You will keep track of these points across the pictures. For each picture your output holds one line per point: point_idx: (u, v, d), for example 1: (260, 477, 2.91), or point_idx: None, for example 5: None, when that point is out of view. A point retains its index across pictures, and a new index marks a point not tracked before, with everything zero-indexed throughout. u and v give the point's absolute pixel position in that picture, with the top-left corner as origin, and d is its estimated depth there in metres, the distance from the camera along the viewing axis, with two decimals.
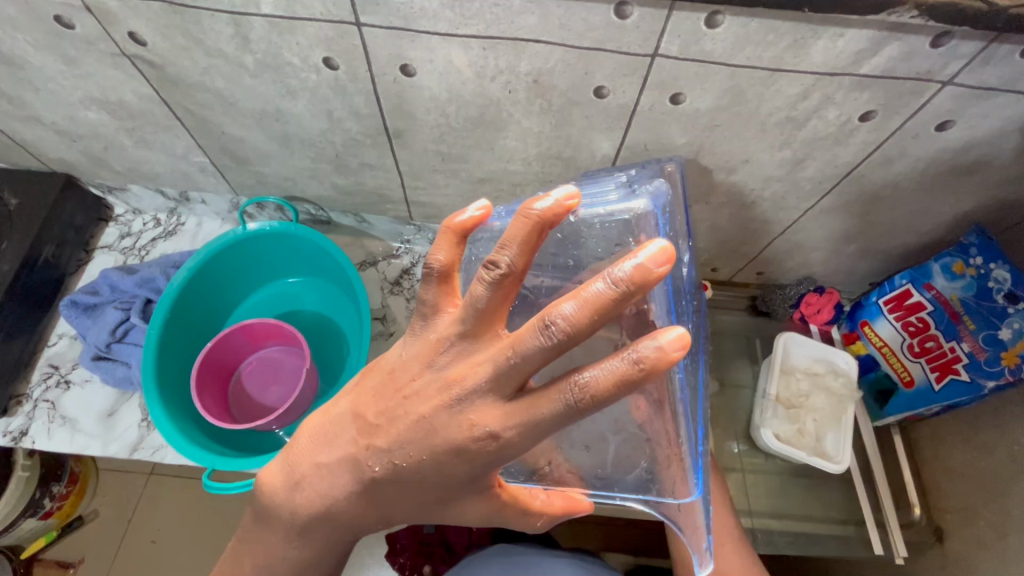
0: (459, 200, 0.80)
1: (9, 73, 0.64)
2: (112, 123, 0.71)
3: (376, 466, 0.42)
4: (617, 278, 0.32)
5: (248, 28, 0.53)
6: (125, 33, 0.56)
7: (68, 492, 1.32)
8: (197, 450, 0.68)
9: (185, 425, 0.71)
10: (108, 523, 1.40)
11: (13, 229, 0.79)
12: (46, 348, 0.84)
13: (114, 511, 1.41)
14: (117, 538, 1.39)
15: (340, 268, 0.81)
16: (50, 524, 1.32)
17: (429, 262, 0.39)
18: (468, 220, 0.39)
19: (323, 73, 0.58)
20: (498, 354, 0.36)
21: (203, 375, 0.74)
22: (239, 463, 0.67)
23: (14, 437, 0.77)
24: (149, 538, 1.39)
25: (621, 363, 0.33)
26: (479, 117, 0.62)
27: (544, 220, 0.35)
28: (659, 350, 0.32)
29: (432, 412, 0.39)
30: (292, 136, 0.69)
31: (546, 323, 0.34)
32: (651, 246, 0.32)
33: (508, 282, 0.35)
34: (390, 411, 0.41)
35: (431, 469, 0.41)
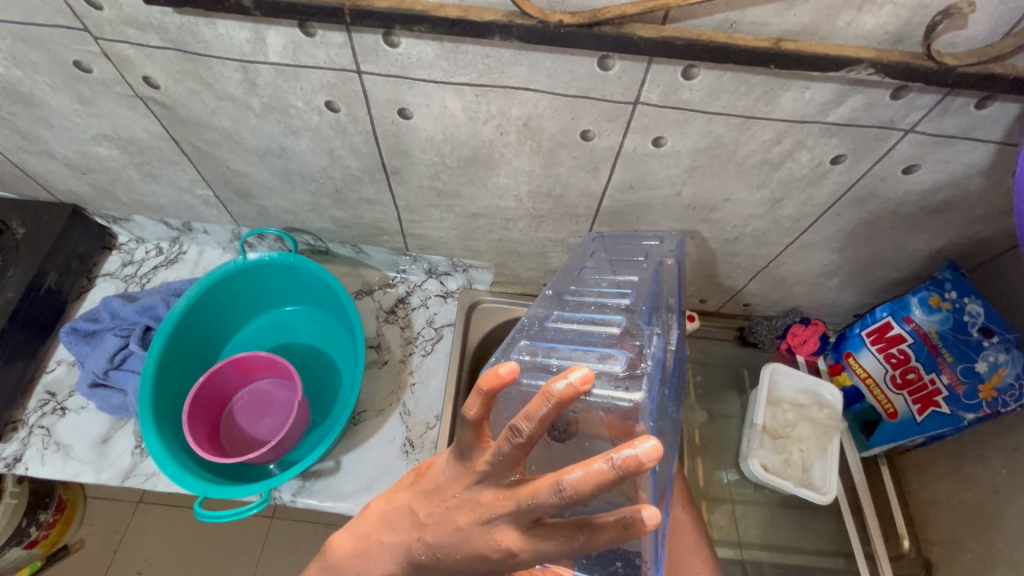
0: (454, 232, 0.83)
1: (26, 111, 0.67)
2: (122, 158, 0.74)
3: (424, 556, 0.46)
4: (618, 466, 0.33)
5: (256, 74, 0.57)
6: (140, 77, 0.60)
7: (54, 521, 1.31)
8: (190, 478, 0.68)
9: (178, 449, 0.71)
10: (95, 551, 1.38)
11: (19, 258, 0.82)
12: (44, 375, 0.85)
13: (101, 539, 1.39)
14: (102, 567, 1.37)
15: (337, 297, 0.83)
16: (35, 554, 1.30)
17: (463, 413, 0.37)
18: (496, 382, 0.35)
19: (325, 115, 0.61)
20: (522, 496, 0.38)
21: (195, 407, 0.74)
22: (230, 490, 0.67)
23: (7, 464, 0.78)
24: (136, 568, 1.37)
25: (616, 522, 0.37)
26: (473, 157, 0.65)
27: (561, 402, 0.33)
28: (642, 521, 0.36)
29: (469, 523, 0.42)
30: (295, 171, 0.72)
31: (558, 487, 0.35)
32: (648, 438, 0.33)
33: (527, 446, 0.36)
34: (434, 514, 0.44)
35: (462, 565, 0.44)
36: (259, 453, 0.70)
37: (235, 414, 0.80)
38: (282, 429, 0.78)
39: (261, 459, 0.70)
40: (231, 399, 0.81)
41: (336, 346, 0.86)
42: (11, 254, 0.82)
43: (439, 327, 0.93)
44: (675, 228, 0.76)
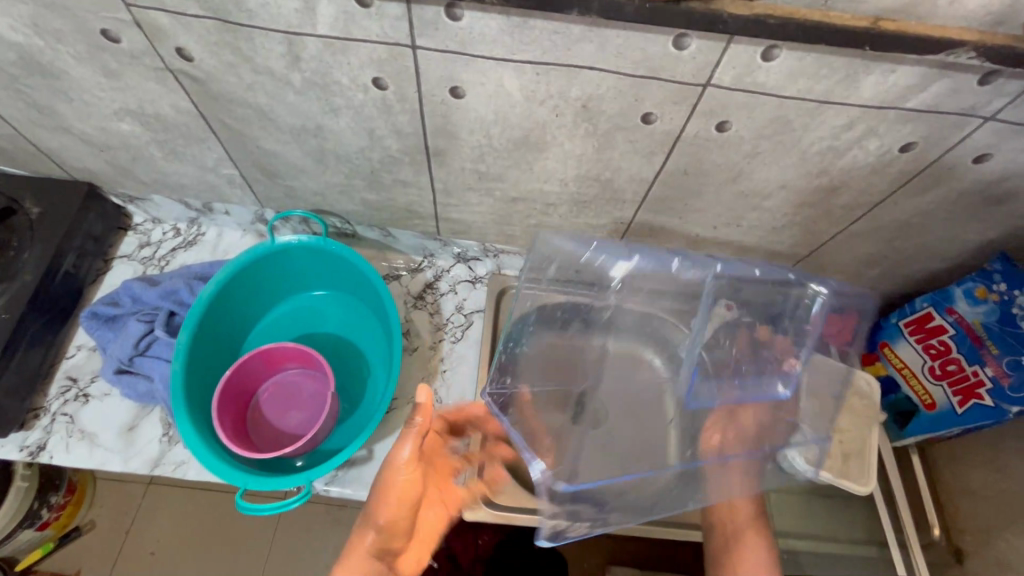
0: (491, 217, 0.80)
1: (43, 83, 0.63)
2: (144, 135, 0.70)
3: None
4: None
5: (302, 48, 0.53)
6: (173, 48, 0.55)
7: (65, 503, 1.29)
8: (226, 469, 0.66)
9: (212, 440, 0.69)
10: (108, 532, 1.37)
11: (35, 237, 0.78)
12: (64, 360, 0.82)
13: (114, 520, 1.38)
14: (115, 549, 1.36)
15: (369, 282, 0.80)
16: (47, 535, 1.29)
17: None
18: None
19: (370, 93, 0.58)
20: None
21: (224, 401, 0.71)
22: (270, 484, 0.66)
23: (31, 452, 0.75)
24: (149, 550, 1.36)
25: None
26: (522, 139, 0.62)
27: None
28: None
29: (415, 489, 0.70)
30: (329, 152, 0.69)
31: None
32: None
33: None
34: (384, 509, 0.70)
35: None
36: (298, 445, 0.68)
37: (258, 407, 0.77)
38: (314, 420, 0.75)
39: (297, 453, 0.68)
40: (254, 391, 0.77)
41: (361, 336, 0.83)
42: (26, 234, 0.78)
43: (469, 313, 0.91)
44: (722, 216, 0.73)
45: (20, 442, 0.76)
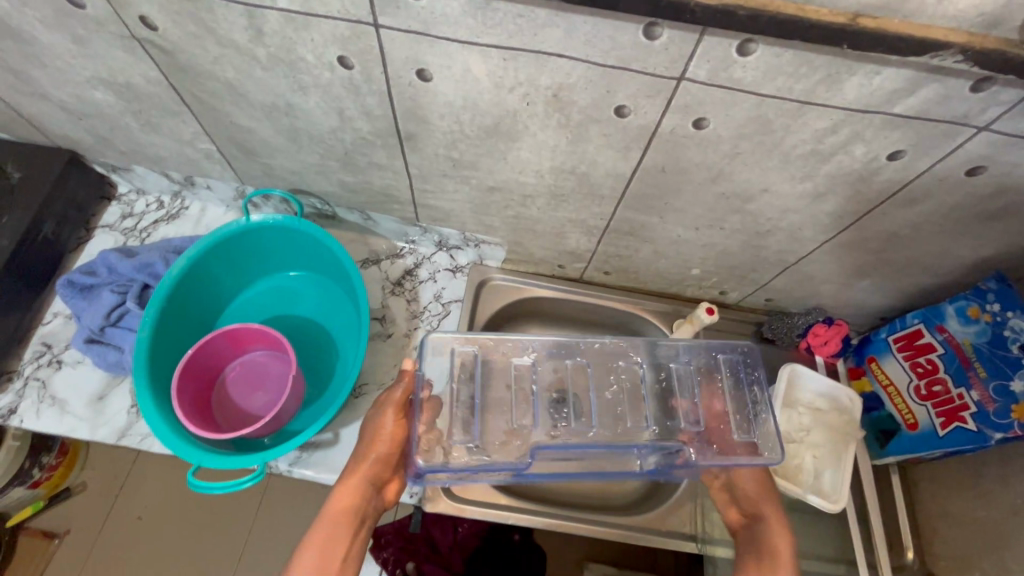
0: (469, 206, 0.78)
1: (15, 47, 0.62)
2: (119, 105, 0.70)
3: None
4: None
5: (263, 21, 0.51)
6: (136, 17, 0.54)
7: (55, 464, 1.32)
8: (183, 445, 0.66)
9: (171, 415, 0.69)
10: (97, 494, 1.41)
11: (14, 203, 0.78)
12: (41, 326, 0.82)
13: (102, 483, 1.41)
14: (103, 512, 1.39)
15: (341, 266, 0.79)
16: (37, 495, 1.33)
17: None
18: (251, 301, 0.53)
19: (337, 72, 0.56)
20: None
21: (186, 377, 0.71)
22: (225, 463, 0.66)
23: (2, 415, 0.76)
24: (134, 514, 1.39)
25: None
26: (494, 127, 0.60)
27: None
28: None
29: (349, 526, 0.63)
30: (302, 131, 0.68)
31: None
32: None
33: None
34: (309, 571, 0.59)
35: None
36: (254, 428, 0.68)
37: (223, 387, 0.77)
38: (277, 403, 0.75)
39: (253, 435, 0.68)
40: (219, 371, 0.77)
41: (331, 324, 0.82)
42: (5, 198, 0.78)
43: (447, 302, 0.90)
44: (703, 218, 0.71)
45: None
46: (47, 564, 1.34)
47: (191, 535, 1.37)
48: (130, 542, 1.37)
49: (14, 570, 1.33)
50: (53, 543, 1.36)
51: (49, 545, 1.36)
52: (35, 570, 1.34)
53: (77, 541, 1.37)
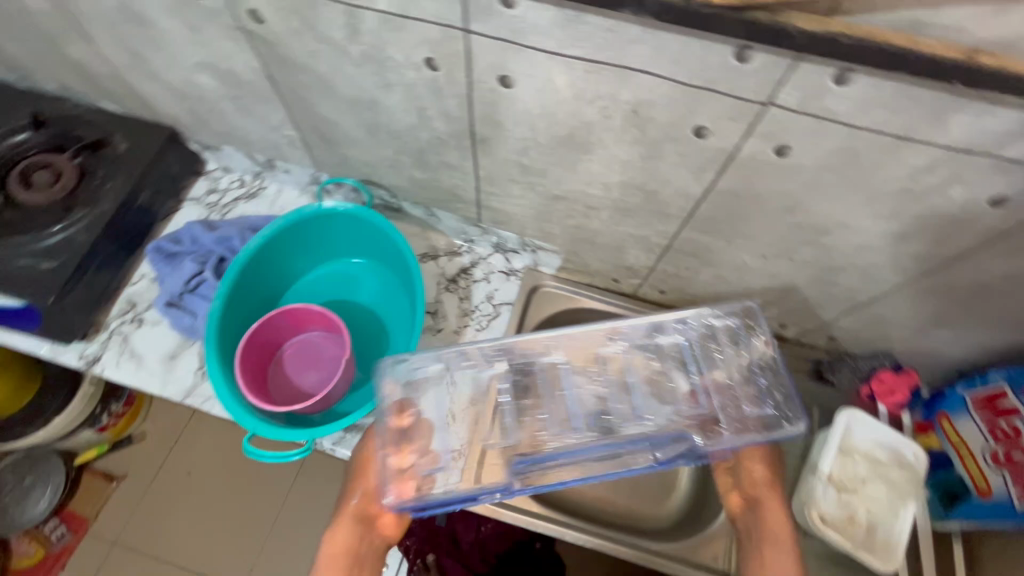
0: (531, 212, 0.79)
1: (137, 30, 0.68)
2: (219, 89, 0.75)
3: None
4: None
5: (361, 20, 0.54)
6: (246, 10, 0.58)
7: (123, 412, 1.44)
8: (241, 413, 0.70)
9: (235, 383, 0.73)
10: (154, 445, 1.51)
11: (118, 172, 0.85)
12: (128, 286, 0.90)
13: (160, 436, 1.52)
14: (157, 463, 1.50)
15: (402, 258, 0.82)
16: (104, 438, 1.45)
17: None
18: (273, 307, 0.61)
19: (423, 73, 0.58)
20: None
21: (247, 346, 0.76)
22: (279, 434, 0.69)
23: (87, 362, 0.84)
24: (184, 469, 1.49)
25: None
26: (568, 138, 0.61)
27: None
28: None
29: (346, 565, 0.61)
30: (381, 126, 0.71)
31: None
32: None
33: None
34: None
35: None
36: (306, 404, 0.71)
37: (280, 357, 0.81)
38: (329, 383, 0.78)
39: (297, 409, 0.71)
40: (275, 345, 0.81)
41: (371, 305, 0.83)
42: (111, 166, 0.86)
43: (498, 304, 0.90)
44: (772, 247, 0.68)
45: (80, 351, 0.84)
46: (104, 503, 1.46)
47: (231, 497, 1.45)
48: (177, 494, 1.46)
49: (78, 504, 1.45)
50: (112, 485, 1.47)
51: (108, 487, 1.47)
52: (95, 507, 1.46)
53: (132, 487, 1.47)
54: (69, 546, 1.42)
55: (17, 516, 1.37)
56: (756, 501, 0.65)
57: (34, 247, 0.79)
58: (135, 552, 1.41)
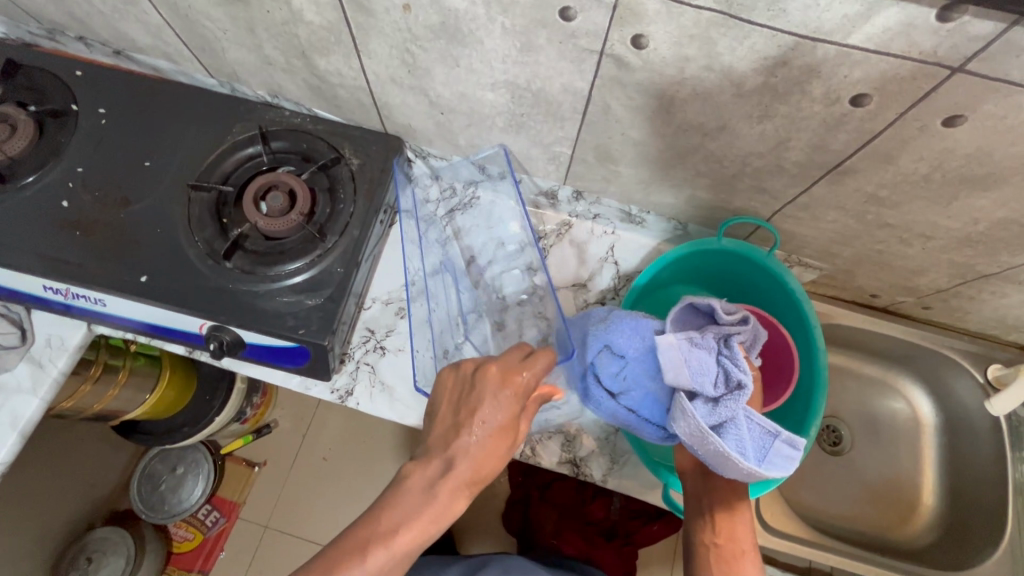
0: (832, 235, 0.72)
1: (441, 47, 0.59)
2: (506, 106, 0.67)
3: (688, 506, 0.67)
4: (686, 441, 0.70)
5: (801, 54, 0.46)
6: (632, 34, 0.49)
7: (260, 403, 1.50)
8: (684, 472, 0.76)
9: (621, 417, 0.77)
10: (287, 432, 1.59)
11: (358, 191, 0.78)
12: (363, 312, 0.83)
13: (291, 423, 1.60)
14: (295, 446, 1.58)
15: (787, 296, 0.76)
16: (244, 429, 1.52)
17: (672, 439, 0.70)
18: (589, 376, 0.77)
19: (836, 108, 0.50)
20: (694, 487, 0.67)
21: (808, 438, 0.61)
22: (690, 312, 0.68)
23: (342, 396, 0.79)
24: (321, 455, 1.57)
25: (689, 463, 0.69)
26: (976, 176, 0.53)
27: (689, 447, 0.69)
28: None
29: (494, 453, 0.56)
30: (703, 150, 0.63)
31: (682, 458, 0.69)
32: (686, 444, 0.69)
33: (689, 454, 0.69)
34: (402, 493, 0.53)
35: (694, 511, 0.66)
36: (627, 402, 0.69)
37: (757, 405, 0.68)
38: None
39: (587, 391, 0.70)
40: None
41: (818, 365, 0.72)
42: (349, 185, 0.79)
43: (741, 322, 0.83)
44: None
45: (331, 384, 0.80)
46: (251, 486, 1.55)
47: (358, 482, 1.54)
48: (322, 480, 1.55)
49: (225, 489, 1.55)
50: (253, 471, 1.56)
51: (251, 472, 1.56)
52: (242, 492, 1.55)
53: (274, 472, 1.56)
54: (224, 529, 1.51)
55: (174, 504, 1.45)
56: (709, 508, 0.65)
57: (289, 282, 0.74)
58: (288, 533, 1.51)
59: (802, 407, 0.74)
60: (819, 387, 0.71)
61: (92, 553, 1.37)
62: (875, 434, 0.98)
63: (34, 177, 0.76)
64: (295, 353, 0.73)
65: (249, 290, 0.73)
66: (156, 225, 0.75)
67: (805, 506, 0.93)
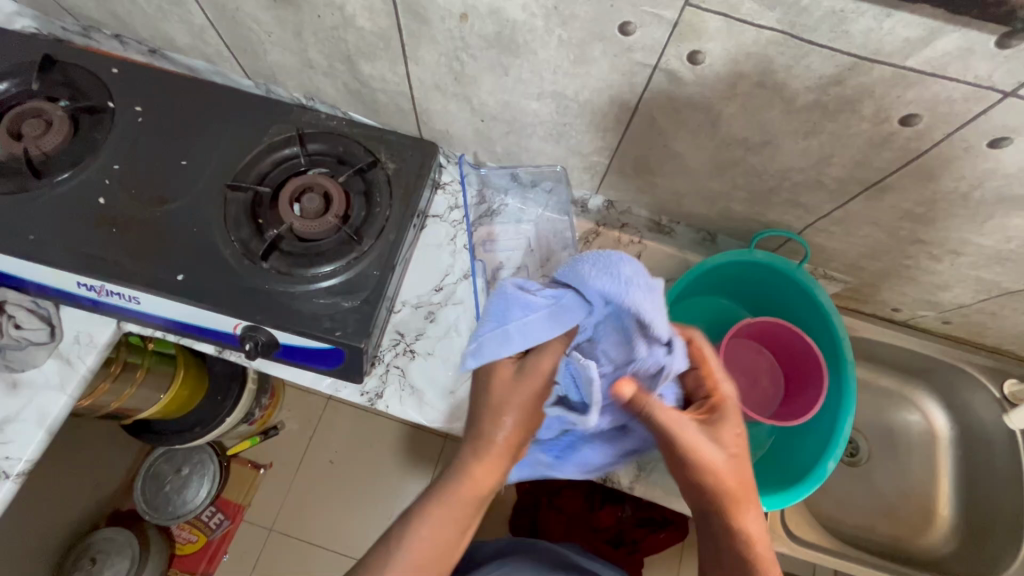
0: (861, 250, 0.74)
1: (492, 56, 0.60)
2: (548, 115, 0.68)
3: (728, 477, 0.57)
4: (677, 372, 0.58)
5: (856, 75, 0.47)
6: (689, 51, 0.51)
7: (269, 404, 1.49)
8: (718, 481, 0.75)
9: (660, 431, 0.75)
10: (294, 434, 1.58)
11: (394, 194, 0.79)
12: (393, 315, 0.83)
13: (299, 425, 1.59)
14: (302, 449, 1.57)
15: (813, 306, 0.77)
16: (252, 430, 1.50)
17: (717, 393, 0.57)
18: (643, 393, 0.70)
19: (883, 127, 0.52)
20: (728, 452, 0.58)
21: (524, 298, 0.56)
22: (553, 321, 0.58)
23: (371, 399, 0.79)
24: (328, 459, 1.56)
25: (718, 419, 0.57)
26: (1015, 196, 0.55)
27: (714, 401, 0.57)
28: None
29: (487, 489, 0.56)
30: (743, 164, 0.64)
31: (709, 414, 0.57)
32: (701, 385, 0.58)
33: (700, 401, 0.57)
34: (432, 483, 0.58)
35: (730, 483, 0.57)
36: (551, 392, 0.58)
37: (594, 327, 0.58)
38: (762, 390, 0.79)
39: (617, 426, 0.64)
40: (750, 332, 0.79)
41: (846, 372, 0.73)
42: (385, 188, 0.79)
43: None
44: None
45: (360, 387, 0.79)
46: (255, 488, 1.54)
47: (365, 487, 1.53)
48: (329, 484, 1.54)
49: (229, 490, 1.53)
50: (259, 473, 1.54)
51: (256, 474, 1.54)
52: (248, 493, 1.53)
53: (280, 475, 1.55)
54: (228, 532, 1.49)
55: (178, 505, 1.43)
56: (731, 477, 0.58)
57: (325, 284, 0.74)
58: (293, 537, 1.49)
59: (832, 414, 0.75)
60: (851, 393, 0.72)
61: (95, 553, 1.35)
62: (891, 446, 0.99)
63: (69, 174, 0.76)
64: (329, 354, 0.74)
65: (285, 291, 0.73)
66: (192, 224, 0.75)
67: (822, 514, 0.95)
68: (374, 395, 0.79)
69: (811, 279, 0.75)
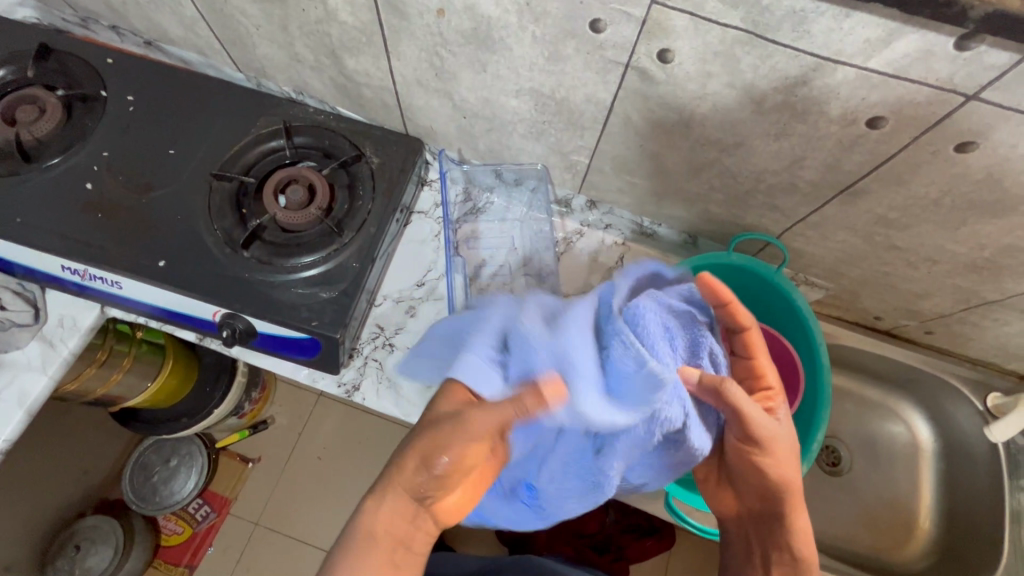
0: (840, 255, 0.73)
1: (470, 52, 0.61)
2: (527, 113, 0.68)
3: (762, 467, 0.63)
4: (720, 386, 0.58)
5: (821, 76, 0.47)
6: (659, 49, 0.51)
7: (258, 398, 1.50)
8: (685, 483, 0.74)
9: None
10: (282, 429, 1.59)
11: (377, 189, 0.80)
12: (373, 308, 0.83)
13: (288, 420, 1.59)
14: (290, 444, 1.57)
15: (790, 310, 0.77)
16: (241, 424, 1.51)
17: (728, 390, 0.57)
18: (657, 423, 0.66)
19: (851, 129, 0.52)
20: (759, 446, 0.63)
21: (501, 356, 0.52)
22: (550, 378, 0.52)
23: (348, 390, 0.79)
24: (315, 455, 1.56)
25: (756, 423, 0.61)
26: (986, 202, 0.55)
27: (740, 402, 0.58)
28: None
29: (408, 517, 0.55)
30: (719, 166, 0.64)
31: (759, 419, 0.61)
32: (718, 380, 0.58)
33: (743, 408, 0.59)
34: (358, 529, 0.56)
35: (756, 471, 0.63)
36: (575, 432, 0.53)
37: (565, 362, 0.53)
38: None
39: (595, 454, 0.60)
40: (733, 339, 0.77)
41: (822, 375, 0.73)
42: (368, 182, 0.80)
43: None
44: None
45: (337, 379, 0.80)
46: (243, 482, 1.54)
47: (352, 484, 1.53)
48: (316, 480, 1.54)
49: (217, 483, 1.54)
50: (247, 466, 1.55)
51: (244, 468, 1.55)
52: (235, 487, 1.53)
53: (268, 470, 1.55)
54: (214, 525, 1.50)
55: (164, 496, 1.44)
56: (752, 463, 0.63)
57: (305, 275, 0.74)
58: (279, 532, 1.49)
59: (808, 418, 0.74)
60: (825, 397, 0.71)
61: (79, 541, 1.36)
62: (875, 457, 0.98)
63: (60, 160, 0.77)
64: (306, 344, 0.74)
65: (264, 280, 0.73)
66: (176, 212, 0.76)
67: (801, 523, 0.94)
68: (352, 386, 0.79)
69: (788, 282, 0.75)
